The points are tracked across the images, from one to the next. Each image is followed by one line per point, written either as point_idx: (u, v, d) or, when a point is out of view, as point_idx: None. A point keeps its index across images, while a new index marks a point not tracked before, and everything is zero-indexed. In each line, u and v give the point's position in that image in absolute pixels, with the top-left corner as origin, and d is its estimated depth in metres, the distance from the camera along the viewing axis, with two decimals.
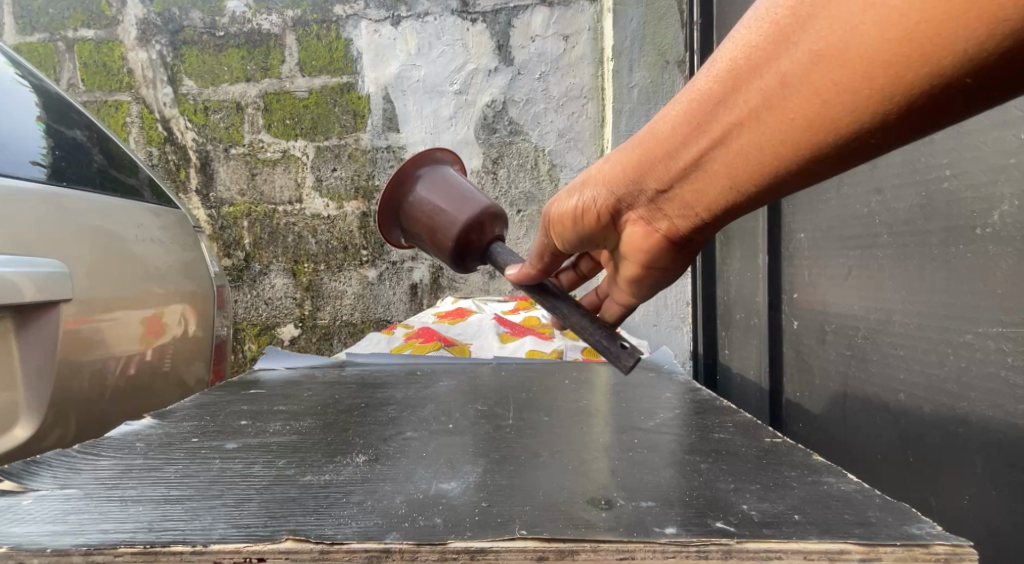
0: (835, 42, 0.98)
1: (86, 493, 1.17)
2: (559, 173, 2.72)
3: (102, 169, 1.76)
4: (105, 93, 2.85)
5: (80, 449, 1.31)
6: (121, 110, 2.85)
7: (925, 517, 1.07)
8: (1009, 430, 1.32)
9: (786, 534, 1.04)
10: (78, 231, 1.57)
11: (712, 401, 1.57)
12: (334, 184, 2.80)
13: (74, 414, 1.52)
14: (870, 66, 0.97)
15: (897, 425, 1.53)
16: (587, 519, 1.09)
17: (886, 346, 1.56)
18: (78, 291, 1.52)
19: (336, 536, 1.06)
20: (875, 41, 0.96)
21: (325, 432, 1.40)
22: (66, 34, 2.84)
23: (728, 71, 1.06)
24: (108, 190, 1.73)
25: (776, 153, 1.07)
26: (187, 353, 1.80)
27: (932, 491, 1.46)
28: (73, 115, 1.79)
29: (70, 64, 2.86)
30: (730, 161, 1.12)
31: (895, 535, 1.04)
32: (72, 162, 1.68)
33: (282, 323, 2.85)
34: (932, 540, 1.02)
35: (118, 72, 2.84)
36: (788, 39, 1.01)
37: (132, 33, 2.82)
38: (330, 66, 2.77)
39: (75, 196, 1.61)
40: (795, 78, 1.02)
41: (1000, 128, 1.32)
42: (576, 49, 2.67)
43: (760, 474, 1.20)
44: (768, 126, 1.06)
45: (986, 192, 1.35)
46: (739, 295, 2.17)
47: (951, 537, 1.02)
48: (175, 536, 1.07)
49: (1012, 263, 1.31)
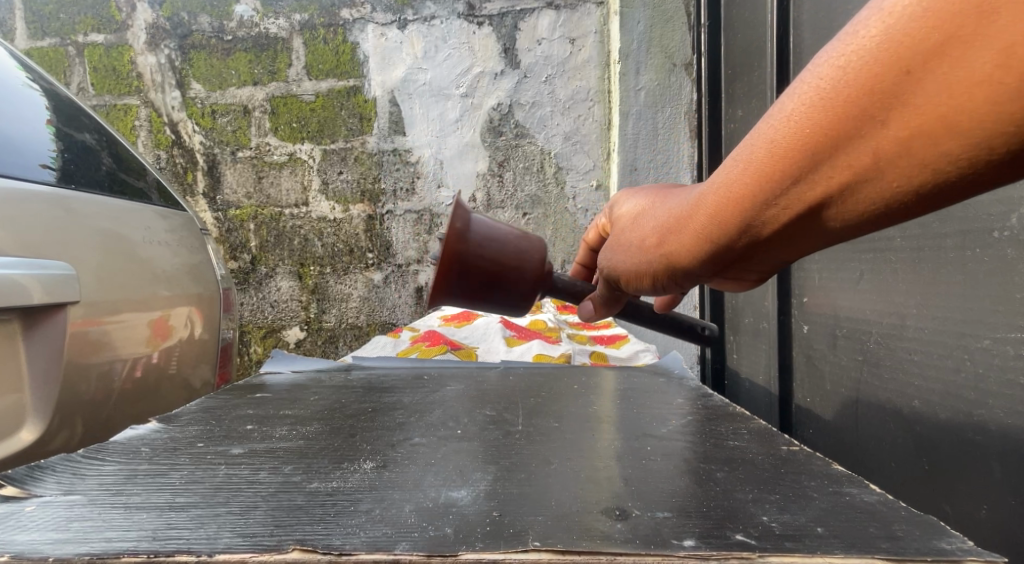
0: (929, 121, 0.92)
1: (90, 500, 1.16)
2: (565, 176, 2.71)
3: (111, 172, 1.75)
4: (114, 97, 2.84)
5: (85, 454, 1.29)
6: (130, 113, 2.84)
7: (954, 531, 1.05)
8: None
9: (809, 548, 1.03)
10: (85, 232, 1.55)
11: (724, 407, 1.56)
12: (340, 187, 2.79)
13: (81, 417, 1.51)
14: (971, 140, 0.91)
15: (912, 433, 1.51)
16: (602, 529, 1.07)
17: (901, 352, 1.54)
18: (85, 293, 1.51)
19: (344, 547, 1.04)
20: (976, 119, 0.89)
21: (332, 438, 1.39)
22: (77, 38, 2.83)
23: (808, 149, 0.98)
24: (116, 192, 1.72)
25: (864, 218, 1.01)
26: (194, 356, 1.79)
27: (948, 500, 1.44)
28: (82, 119, 1.78)
29: (79, 68, 2.85)
30: (802, 228, 1.05)
31: (923, 550, 1.02)
32: (81, 165, 1.67)
33: (287, 325, 2.84)
34: (963, 556, 1.00)
35: (127, 76, 2.83)
36: (874, 119, 0.94)
37: (141, 37, 2.82)
38: (336, 70, 2.76)
39: (81, 197, 1.59)
40: (888, 156, 0.95)
41: None
42: (582, 52, 2.66)
43: (778, 484, 1.18)
44: (858, 198, 0.99)
45: (1004, 194, 1.33)
46: (747, 298, 2.15)
47: (981, 552, 1.00)
48: (180, 545, 1.05)
49: None
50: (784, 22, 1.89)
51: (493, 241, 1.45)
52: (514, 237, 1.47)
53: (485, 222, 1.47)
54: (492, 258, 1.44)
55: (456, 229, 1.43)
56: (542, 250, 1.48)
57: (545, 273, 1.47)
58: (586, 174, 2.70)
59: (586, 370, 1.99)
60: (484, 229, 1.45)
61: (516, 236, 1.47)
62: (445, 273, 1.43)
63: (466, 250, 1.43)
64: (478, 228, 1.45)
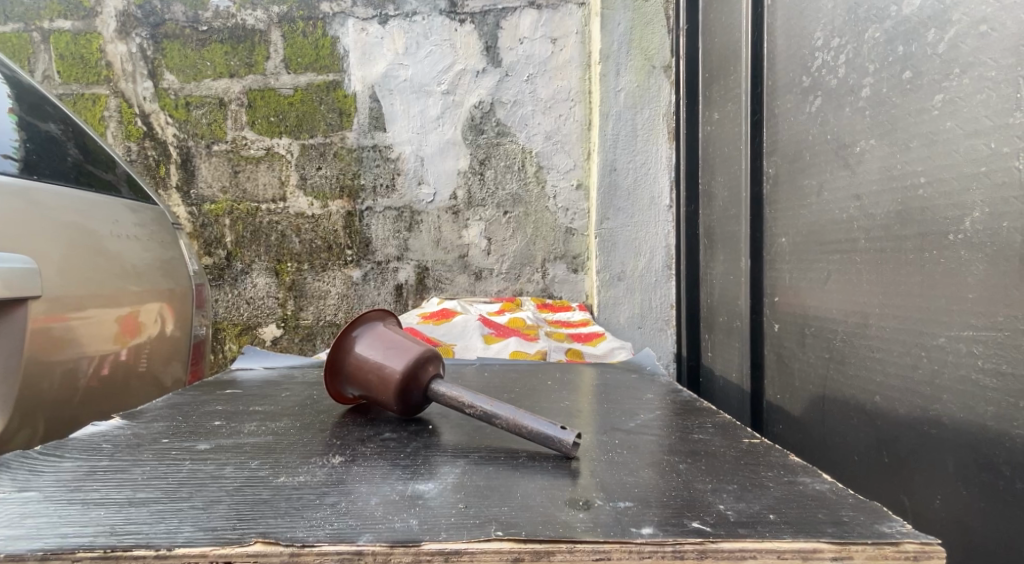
0: None
1: (46, 496, 1.16)
2: (546, 175, 2.73)
3: (77, 164, 1.74)
4: (82, 86, 2.82)
5: (42, 451, 1.30)
6: (99, 103, 2.82)
7: (896, 516, 1.09)
8: (978, 430, 1.35)
9: (762, 534, 1.06)
10: (49, 226, 1.55)
11: (693, 403, 1.57)
12: (318, 183, 2.78)
13: (42, 417, 1.51)
14: None
15: (874, 428, 1.54)
16: (566, 519, 1.09)
17: (864, 350, 1.57)
18: (47, 289, 1.50)
19: (307, 539, 1.06)
20: None
21: (301, 433, 1.40)
22: (42, 24, 2.81)
23: None
24: (82, 184, 1.72)
25: None
26: (164, 354, 1.79)
27: (905, 491, 1.47)
28: (47, 108, 1.75)
29: (45, 55, 2.82)
30: None
31: (866, 534, 1.06)
32: (45, 156, 1.66)
33: (263, 323, 2.81)
34: (902, 539, 1.04)
35: (96, 65, 2.81)
36: None
37: (111, 25, 2.80)
38: (316, 63, 2.77)
39: (44, 190, 1.59)
40: None
41: (972, 136, 1.36)
42: (564, 51, 2.70)
43: (737, 474, 1.20)
44: None
45: (959, 199, 1.38)
46: (721, 297, 2.16)
47: (920, 535, 1.05)
48: (139, 539, 1.07)
49: (983, 268, 1.34)
50: (756, 27, 1.92)
51: (375, 349, 1.47)
52: (398, 346, 1.47)
53: (383, 334, 1.50)
54: (368, 364, 1.46)
55: (350, 337, 1.50)
56: (414, 360, 1.44)
57: (410, 383, 1.43)
58: (566, 173, 2.73)
59: (561, 366, 2.01)
60: (375, 338, 1.49)
61: (400, 345, 1.47)
62: (333, 377, 1.50)
63: (351, 357, 1.48)
64: (372, 337, 1.50)
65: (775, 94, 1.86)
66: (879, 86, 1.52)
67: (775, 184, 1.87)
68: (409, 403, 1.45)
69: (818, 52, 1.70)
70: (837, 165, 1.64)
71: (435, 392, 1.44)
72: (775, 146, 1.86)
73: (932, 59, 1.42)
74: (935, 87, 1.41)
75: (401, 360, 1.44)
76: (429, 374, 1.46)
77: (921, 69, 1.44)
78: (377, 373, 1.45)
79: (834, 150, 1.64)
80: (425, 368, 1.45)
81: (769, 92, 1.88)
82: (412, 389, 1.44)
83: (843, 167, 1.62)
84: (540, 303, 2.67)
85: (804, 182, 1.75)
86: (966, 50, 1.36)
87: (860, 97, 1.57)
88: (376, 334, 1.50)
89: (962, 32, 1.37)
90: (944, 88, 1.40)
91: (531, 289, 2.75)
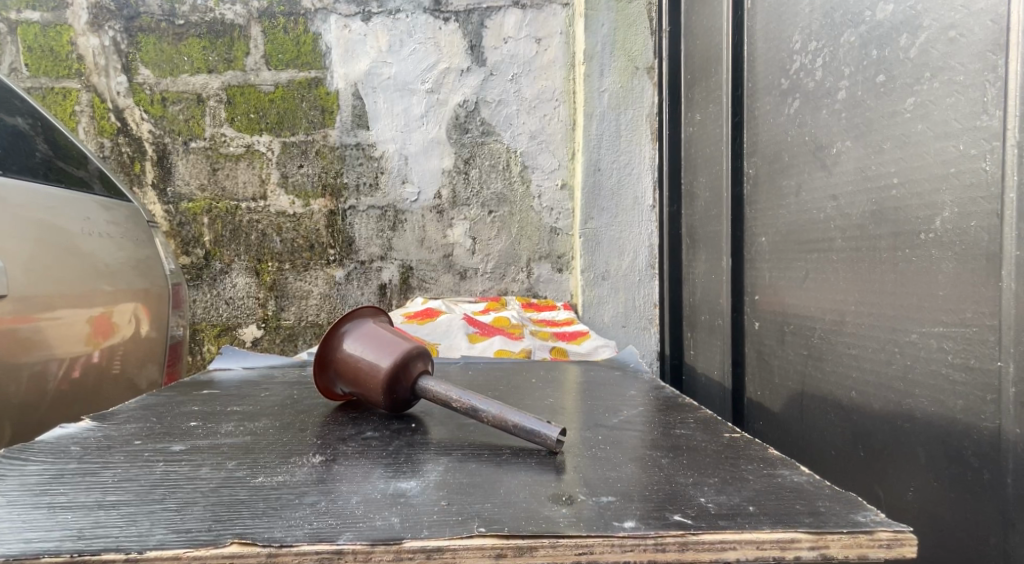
0: None
1: (9, 501, 1.15)
2: (530, 174, 2.74)
3: (46, 159, 1.73)
4: (52, 80, 2.78)
5: (7, 454, 1.28)
6: (70, 98, 2.79)
7: (868, 506, 1.10)
8: (950, 424, 1.36)
9: (740, 525, 1.06)
10: (17, 225, 1.55)
11: (675, 399, 1.58)
12: (300, 181, 2.77)
13: (9, 421, 1.49)
14: None
15: (850, 422, 1.56)
16: (548, 514, 1.10)
17: (841, 346, 1.58)
18: (15, 288, 1.49)
19: (285, 538, 1.06)
20: None
21: (280, 433, 1.39)
22: (9, 16, 2.77)
23: None
24: (51, 181, 1.71)
25: None
26: (137, 356, 1.78)
27: (879, 483, 1.50)
28: (14, 101, 1.73)
29: (12, 48, 2.78)
30: None
31: (841, 523, 1.07)
32: (13, 151, 1.64)
33: (243, 324, 2.79)
34: (876, 527, 1.06)
35: (66, 58, 2.78)
36: None
37: (82, 17, 2.77)
38: (297, 61, 2.76)
39: (12, 188, 1.57)
40: None
41: (942, 139, 1.37)
42: (548, 52, 2.71)
43: (717, 468, 1.21)
44: None
45: (929, 199, 1.39)
46: (704, 295, 2.17)
47: (893, 524, 1.06)
48: (109, 542, 1.06)
49: (953, 266, 1.36)
50: (737, 28, 1.93)
51: (363, 344, 1.47)
52: (387, 341, 1.47)
53: (372, 330, 1.50)
54: (356, 360, 1.46)
55: (340, 332, 1.51)
56: (402, 355, 1.44)
57: (397, 379, 1.43)
58: (551, 173, 2.74)
59: (545, 363, 2.02)
60: (365, 335, 1.49)
61: (389, 341, 1.47)
62: (322, 372, 1.50)
63: (340, 352, 1.48)
64: (361, 333, 1.50)
65: (756, 95, 1.87)
66: (854, 89, 1.54)
67: (755, 184, 1.88)
68: (397, 399, 1.45)
69: (796, 55, 1.71)
70: (815, 166, 1.65)
71: (423, 387, 1.44)
72: (756, 146, 1.88)
73: (904, 64, 1.43)
74: (906, 90, 1.43)
75: (387, 356, 1.44)
76: (416, 370, 1.46)
77: (894, 73, 1.45)
78: (364, 369, 1.45)
79: (812, 151, 1.66)
80: (413, 365, 1.45)
81: (750, 93, 1.89)
82: (397, 384, 1.43)
83: (821, 167, 1.63)
84: (525, 302, 2.67)
85: (783, 182, 1.76)
86: (936, 55, 1.38)
87: (836, 99, 1.58)
88: (365, 330, 1.50)
89: (931, 38, 1.38)
90: (915, 91, 1.41)
91: (516, 289, 2.76)
